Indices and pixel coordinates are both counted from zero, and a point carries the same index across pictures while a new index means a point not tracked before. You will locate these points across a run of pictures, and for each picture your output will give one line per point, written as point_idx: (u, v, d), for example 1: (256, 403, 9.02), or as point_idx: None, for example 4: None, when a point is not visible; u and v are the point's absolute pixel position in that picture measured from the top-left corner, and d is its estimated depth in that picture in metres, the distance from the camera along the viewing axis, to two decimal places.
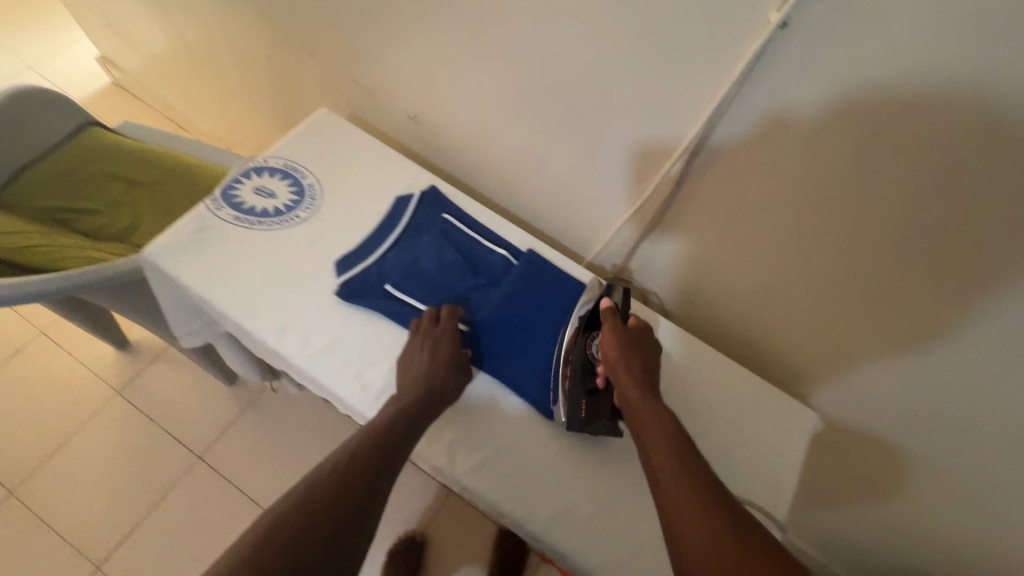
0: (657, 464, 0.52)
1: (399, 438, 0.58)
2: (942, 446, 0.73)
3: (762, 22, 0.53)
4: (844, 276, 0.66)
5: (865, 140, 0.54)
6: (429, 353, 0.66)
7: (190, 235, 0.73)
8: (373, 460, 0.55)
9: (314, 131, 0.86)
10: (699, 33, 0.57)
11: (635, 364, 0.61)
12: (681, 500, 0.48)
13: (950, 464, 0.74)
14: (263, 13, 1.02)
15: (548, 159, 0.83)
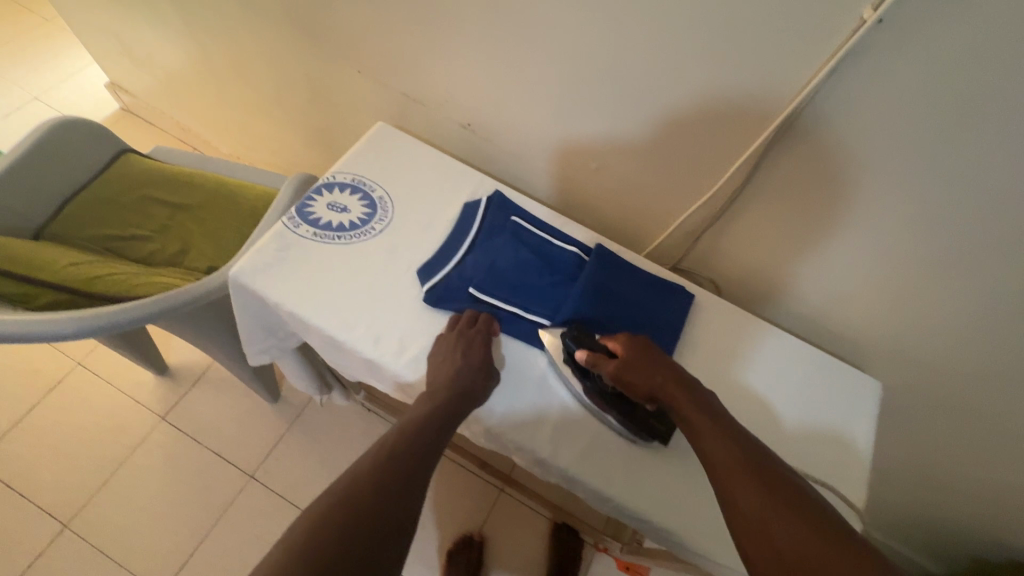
0: (703, 444, 0.55)
1: (430, 437, 0.61)
2: (1000, 395, 0.79)
3: (855, 18, 0.56)
4: (913, 248, 0.71)
5: (945, 123, 0.58)
6: (462, 353, 0.69)
7: (274, 253, 0.75)
8: (411, 457, 0.58)
9: (375, 144, 0.88)
10: (776, 32, 0.61)
11: (640, 370, 0.63)
12: (734, 486, 0.51)
13: (1006, 410, 0.80)
14: (303, 34, 1.04)
15: (607, 158, 0.87)
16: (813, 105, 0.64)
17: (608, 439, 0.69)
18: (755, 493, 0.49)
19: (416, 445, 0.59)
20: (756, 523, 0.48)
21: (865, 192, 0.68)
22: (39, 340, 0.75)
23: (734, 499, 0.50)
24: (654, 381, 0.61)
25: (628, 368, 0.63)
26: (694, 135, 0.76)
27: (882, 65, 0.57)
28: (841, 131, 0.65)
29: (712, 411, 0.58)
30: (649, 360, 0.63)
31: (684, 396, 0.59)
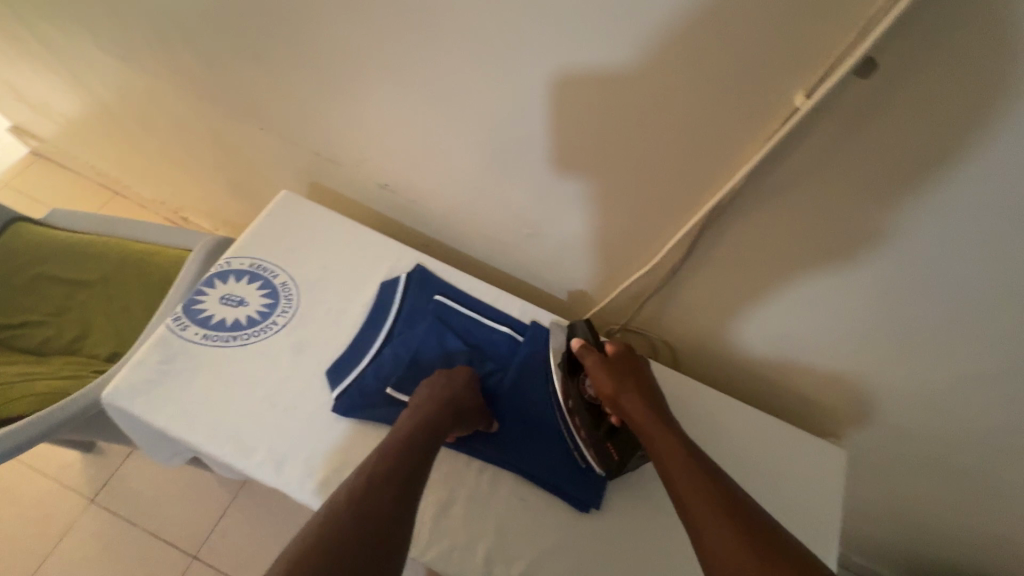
0: (655, 447, 0.55)
1: (415, 460, 0.54)
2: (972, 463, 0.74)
3: (787, 102, 0.50)
4: (871, 327, 0.64)
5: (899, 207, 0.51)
6: (446, 382, 0.64)
7: (156, 366, 0.65)
8: (399, 471, 0.52)
9: (278, 218, 0.77)
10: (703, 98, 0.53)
11: (621, 374, 0.61)
12: (702, 511, 0.47)
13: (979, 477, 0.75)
14: (200, 87, 0.93)
15: (541, 222, 0.78)
16: (752, 180, 0.57)
17: (550, 559, 0.62)
18: (694, 487, 0.49)
19: (411, 455, 0.55)
20: (697, 516, 0.47)
21: (815, 268, 0.61)
22: None
23: (681, 500, 0.49)
24: (631, 394, 0.59)
25: (610, 368, 0.62)
26: (629, 203, 0.68)
27: (823, 146, 0.51)
28: (784, 208, 0.58)
29: (665, 420, 0.58)
30: (630, 367, 0.63)
31: (642, 406, 0.59)
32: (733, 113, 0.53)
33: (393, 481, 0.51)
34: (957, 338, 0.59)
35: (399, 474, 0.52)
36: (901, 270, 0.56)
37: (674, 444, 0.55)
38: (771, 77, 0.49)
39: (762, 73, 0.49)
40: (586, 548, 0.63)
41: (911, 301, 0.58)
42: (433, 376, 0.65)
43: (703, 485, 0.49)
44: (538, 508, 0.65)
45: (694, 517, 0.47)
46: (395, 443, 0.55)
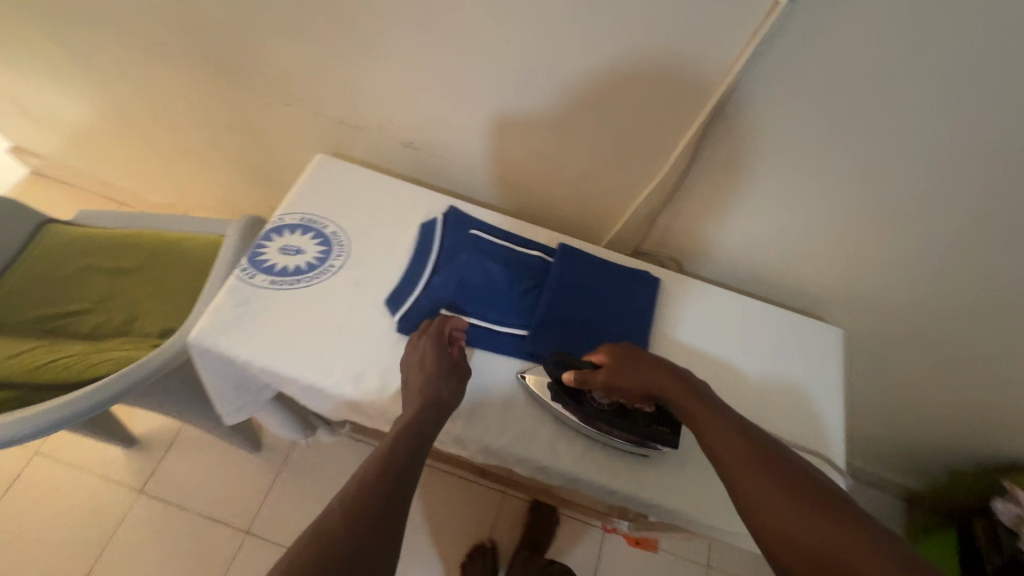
0: (704, 436, 0.56)
1: (420, 439, 0.58)
2: (944, 311, 0.88)
3: (769, 1, 0.59)
4: (852, 199, 0.76)
5: (866, 83, 0.62)
6: (425, 359, 0.67)
7: (233, 310, 0.72)
8: (405, 451, 0.56)
9: (318, 178, 0.85)
10: (697, 15, 0.62)
11: (628, 368, 0.64)
12: (738, 462, 0.52)
13: (951, 323, 0.89)
14: (222, 72, 0.99)
15: (555, 157, 0.87)
16: (745, 81, 0.67)
17: (605, 433, 0.71)
18: (732, 438, 0.54)
19: (402, 457, 0.55)
20: (752, 503, 0.49)
21: (802, 152, 0.72)
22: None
23: (715, 453, 0.54)
24: (650, 381, 0.62)
25: (615, 377, 0.64)
26: (636, 124, 0.77)
27: (803, 40, 0.61)
28: (771, 104, 0.68)
29: (713, 402, 0.58)
30: (634, 361, 0.64)
31: (666, 381, 0.61)
32: (725, 24, 0.62)
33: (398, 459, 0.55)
34: (923, 192, 0.72)
35: (402, 454, 0.56)
36: (871, 136, 0.68)
37: (706, 403, 0.58)
38: None
39: None
40: None
41: (882, 164, 0.70)
42: (406, 355, 0.69)
43: (731, 438, 0.54)
44: None
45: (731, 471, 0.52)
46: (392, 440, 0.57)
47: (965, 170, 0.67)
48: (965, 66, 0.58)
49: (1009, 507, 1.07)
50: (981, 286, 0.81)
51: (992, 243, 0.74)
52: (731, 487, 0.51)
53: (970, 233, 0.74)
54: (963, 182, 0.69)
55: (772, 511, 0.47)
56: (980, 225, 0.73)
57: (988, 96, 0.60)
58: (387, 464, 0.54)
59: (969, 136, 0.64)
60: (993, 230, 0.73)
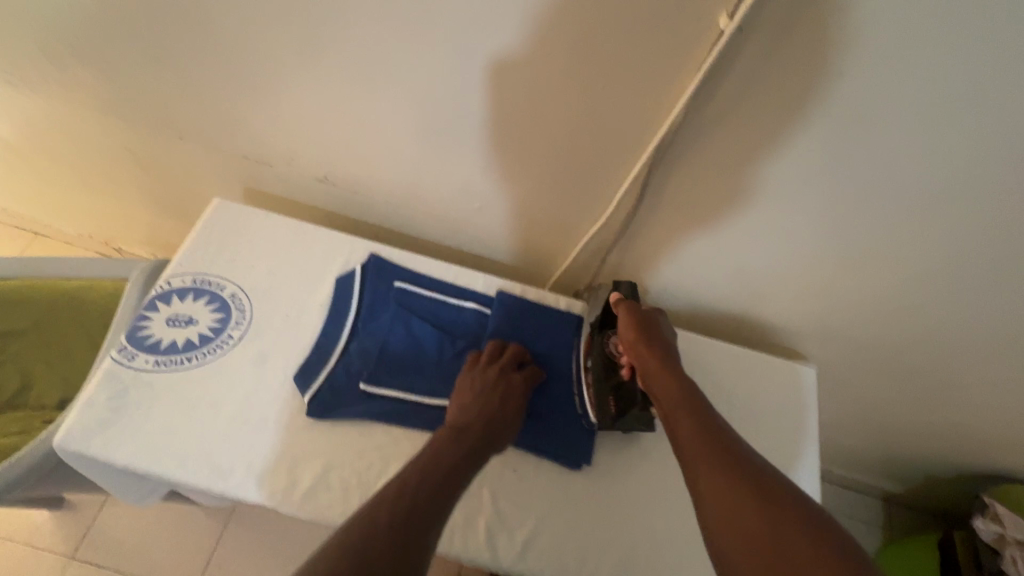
0: (679, 434, 0.51)
1: (453, 468, 0.51)
2: (919, 337, 0.81)
3: (711, 26, 0.50)
4: (820, 231, 0.67)
5: (832, 111, 0.53)
6: (477, 389, 0.62)
7: (108, 402, 0.60)
8: (438, 477, 0.50)
9: (214, 229, 0.73)
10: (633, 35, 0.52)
11: (643, 324, 0.62)
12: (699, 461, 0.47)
13: (926, 349, 0.83)
14: (103, 102, 0.85)
15: (491, 191, 0.77)
16: (691, 112, 0.58)
17: (551, 520, 0.62)
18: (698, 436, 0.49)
19: (438, 480, 0.49)
20: (698, 472, 0.46)
21: (762, 187, 0.64)
22: None
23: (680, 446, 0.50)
24: (648, 341, 0.60)
25: (637, 318, 0.62)
26: (575, 158, 0.67)
27: (754, 66, 0.52)
28: (726, 133, 0.59)
29: (693, 398, 0.54)
30: (659, 327, 0.62)
31: (657, 351, 0.59)
32: (663, 51, 0.53)
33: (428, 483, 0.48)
34: (897, 225, 0.64)
35: (434, 480, 0.49)
36: (836, 170, 0.59)
37: (685, 398, 0.54)
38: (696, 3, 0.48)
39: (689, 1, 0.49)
40: (584, 502, 0.64)
41: (850, 198, 0.62)
42: (459, 387, 0.63)
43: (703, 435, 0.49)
44: (532, 474, 0.65)
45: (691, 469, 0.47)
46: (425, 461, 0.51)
47: (940, 203, 0.59)
48: (939, 95, 0.50)
49: (992, 527, 1.03)
50: (958, 314, 0.74)
51: (972, 275, 0.67)
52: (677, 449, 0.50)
53: (947, 265, 0.67)
54: (941, 214, 0.61)
55: (710, 475, 0.45)
56: (956, 257, 0.65)
57: (966, 126, 0.51)
58: (419, 484, 0.48)
59: (945, 168, 0.56)
60: (971, 263, 0.65)
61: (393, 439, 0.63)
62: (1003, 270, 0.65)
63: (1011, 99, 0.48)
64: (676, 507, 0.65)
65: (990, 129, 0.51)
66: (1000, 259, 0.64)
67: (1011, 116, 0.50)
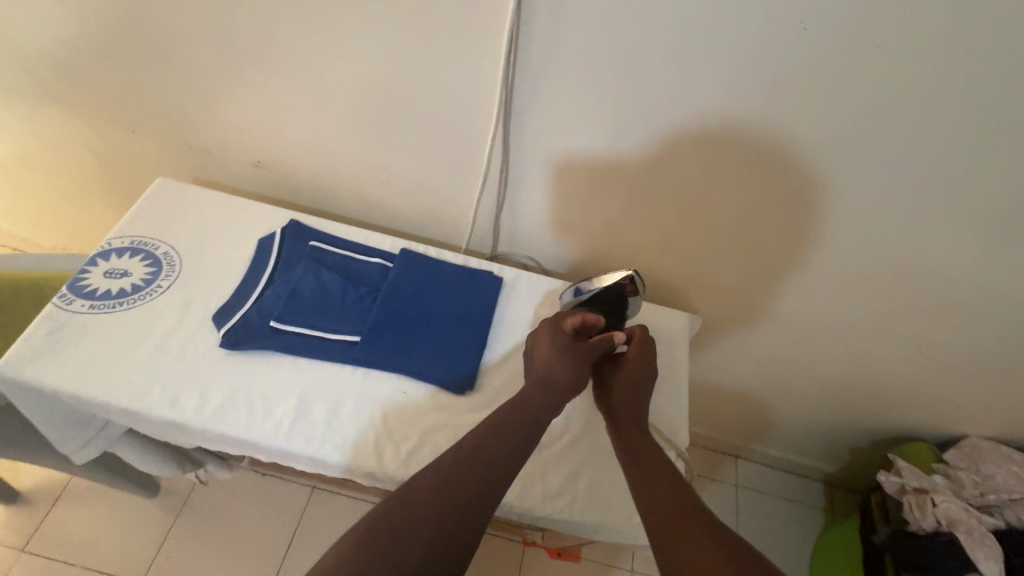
0: (653, 501, 0.56)
1: (474, 487, 0.54)
2: (785, 284, 0.91)
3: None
4: (661, 181, 0.80)
5: (617, 66, 0.67)
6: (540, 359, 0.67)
7: (46, 339, 0.70)
8: (457, 500, 0.53)
9: (155, 201, 0.84)
10: (463, 15, 0.66)
11: (630, 385, 0.68)
12: (679, 526, 0.53)
13: (795, 295, 0.92)
14: (66, 105, 0.98)
15: (395, 165, 0.89)
16: (520, 74, 0.71)
17: (436, 432, 0.70)
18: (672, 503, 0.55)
19: (451, 503, 0.53)
20: (677, 530, 0.52)
21: (596, 139, 0.77)
22: None
23: (658, 510, 0.55)
24: (623, 402, 0.67)
25: (621, 379, 0.69)
26: (453, 125, 0.80)
27: (551, 34, 0.66)
28: (548, 92, 0.72)
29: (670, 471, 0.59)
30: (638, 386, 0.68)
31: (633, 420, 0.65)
32: (491, 20, 0.66)
33: (441, 502, 0.52)
34: (715, 168, 0.75)
35: (450, 498, 0.53)
36: (651, 117, 0.72)
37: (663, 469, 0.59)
38: None
39: None
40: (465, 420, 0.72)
41: (677, 146, 0.74)
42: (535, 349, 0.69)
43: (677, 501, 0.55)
44: (419, 398, 0.73)
45: (667, 528, 0.53)
46: (440, 478, 0.55)
47: (745, 143, 0.71)
48: (704, 41, 0.62)
49: (892, 479, 1.08)
50: (806, 255, 0.84)
51: (797, 215, 0.78)
52: (646, 504, 0.56)
53: (778, 207, 0.78)
54: (742, 156, 0.73)
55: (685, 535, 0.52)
56: (779, 194, 0.76)
57: (734, 69, 0.64)
58: (425, 508, 0.52)
59: (734, 108, 0.68)
60: (793, 199, 0.76)
61: (297, 367, 0.72)
62: (819, 205, 0.76)
63: (757, 41, 0.61)
64: (552, 426, 0.73)
65: (754, 70, 0.63)
66: (814, 192, 0.75)
67: (765, 57, 0.62)
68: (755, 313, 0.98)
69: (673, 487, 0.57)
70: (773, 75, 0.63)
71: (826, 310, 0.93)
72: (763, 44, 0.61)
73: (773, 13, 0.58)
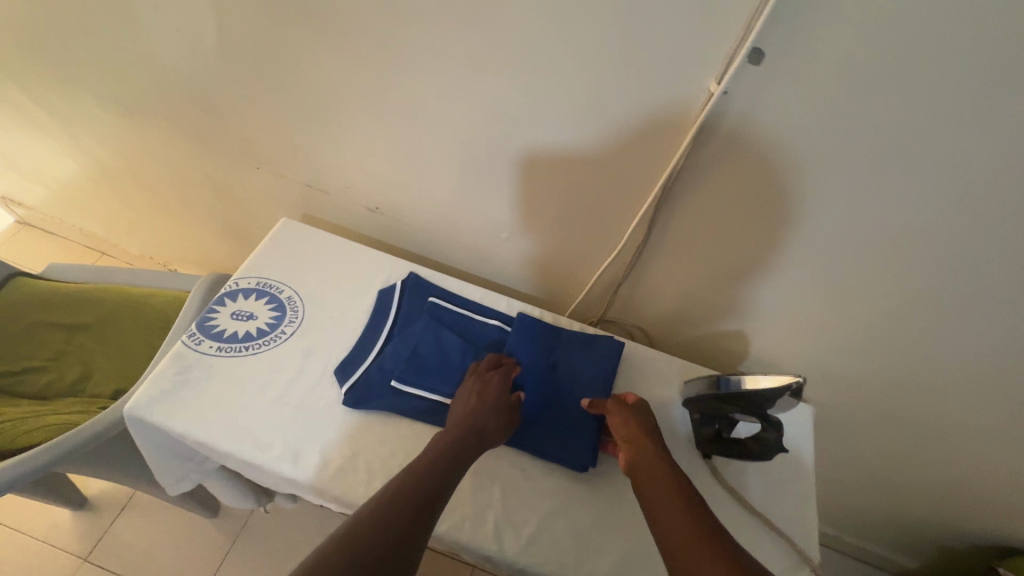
0: (662, 521, 0.53)
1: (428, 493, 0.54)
2: (920, 391, 0.84)
3: (702, 90, 0.59)
4: (816, 281, 0.73)
5: (805, 168, 0.61)
6: (472, 396, 0.68)
7: (174, 378, 0.69)
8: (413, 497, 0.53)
9: (279, 243, 0.85)
10: (642, 100, 0.63)
11: (640, 416, 0.68)
12: (689, 542, 0.50)
13: (930, 403, 0.85)
14: (192, 137, 1.00)
15: (517, 226, 0.87)
16: (690, 163, 0.66)
17: (556, 518, 0.67)
18: (683, 518, 0.52)
19: (409, 499, 0.53)
20: (685, 548, 0.49)
21: (754, 235, 0.71)
22: None
23: (667, 530, 0.52)
24: (628, 427, 0.66)
25: (625, 409, 0.69)
26: (591, 198, 0.77)
27: (741, 131, 0.61)
28: (719, 182, 0.67)
29: (682, 487, 0.57)
30: (642, 416, 0.68)
31: (651, 439, 0.64)
32: (665, 109, 0.63)
33: (405, 504, 0.52)
34: (883, 275, 0.69)
35: (412, 502, 0.52)
36: (826, 221, 0.66)
37: (675, 484, 0.57)
38: (692, 73, 0.58)
39: (684, 76, 0.59)
40: (585, 508, 0.68)
41: (836, 251, 0.68)
42: (462, 391, 0.70)
43: (688, 518, 0.52)
44: (537, 479, 0.70)
45: (674, 546, 0.50)
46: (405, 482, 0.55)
47: (918, 258, 0.65)
48: (912, 157, 0.56)
49: None
50: (957, 369, 0.77)
51: (962, 331, 0.71)
52: (657, 524, 0.54)
53: (945, 321, 0.71)
54: (919, 271, 0.66)
55: (697, 552, 0.48)
56: (947, 309, 0.69)
57: (939, 187, 0.57)
58: (391, 504, 0.51)
59: (921, 225, 0.62)
60: (964, 316, 0.69)
61: (415, 434, 0.69)
62: (994, 325, 0.69)
63: (979, 164, 0.54)
64: None
65: (963, 190, 0.57)
66: (993, 313, 0.67)
67: (976, 178, 0.56)
68: (876, 411, 0.91)
69: (686, 501, 0.54)
70: (983, 198, 0.57)
71: (963, 422, 0.85)
72: (985, 167, 0.54)
73: (1004, 137, 0.52)
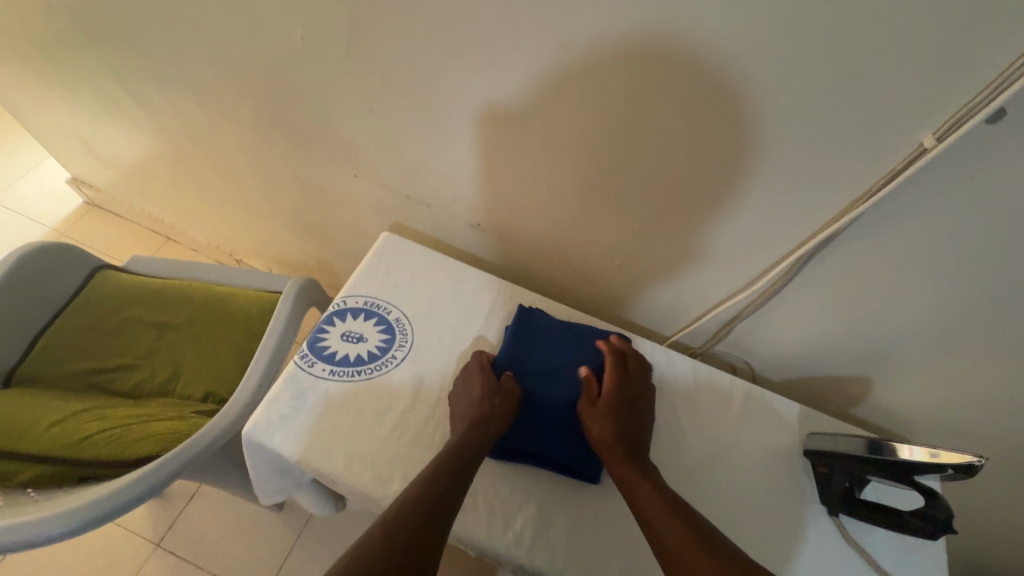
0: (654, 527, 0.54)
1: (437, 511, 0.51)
2: None
3: (913, 144, 0.52)
4: (975, 346, 0.67)
5: (1002, 233, 0.55)
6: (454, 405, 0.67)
7: (291, 402, 0.68)
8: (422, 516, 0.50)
9: (383, 259, 0.82)
10: (830, 148, 0.56)
11: (611, 408, 0.67)
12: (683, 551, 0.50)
13: None
14: (289, 141, 0.98)
15: (635, 257, 0.82)
16: (865, 214, 0.60)
17: None
18: (674, 524, 0.53)
19: (419, 520, 0.49)
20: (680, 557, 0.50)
21: (913, 290, 0.65)
22: (50, 541, 0.65)
23: (661, 537, 0.52)
24: (598, 421, 0.65)
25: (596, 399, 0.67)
26: (727, 237, 0.71)
27: (941, 188, 0.54)
28: (891, 237, 0.61)
29: (661, 491, 0.57)
30: (613, 406, 0.67)
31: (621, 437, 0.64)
32: (849, 160, 0.56)
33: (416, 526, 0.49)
34: None
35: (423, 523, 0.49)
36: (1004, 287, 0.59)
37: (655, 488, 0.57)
38: (902, 124, 0.51)
39: (891, 125, 0.52)
40: None
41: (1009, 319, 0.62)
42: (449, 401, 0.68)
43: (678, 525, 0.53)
44: None
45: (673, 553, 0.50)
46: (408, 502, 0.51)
47: None
48: None
49: None
50: None
51: None
52: (649, 528, 0.54)
53: None
54: None
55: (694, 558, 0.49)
56: None
57: None
58: (399, 528, 0.48)
59: None
60: None
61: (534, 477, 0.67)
62: None
63: None
64: None
65: None
66: None
67: None
68: None
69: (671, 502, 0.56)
70: None
71: None
72: None
73: None
